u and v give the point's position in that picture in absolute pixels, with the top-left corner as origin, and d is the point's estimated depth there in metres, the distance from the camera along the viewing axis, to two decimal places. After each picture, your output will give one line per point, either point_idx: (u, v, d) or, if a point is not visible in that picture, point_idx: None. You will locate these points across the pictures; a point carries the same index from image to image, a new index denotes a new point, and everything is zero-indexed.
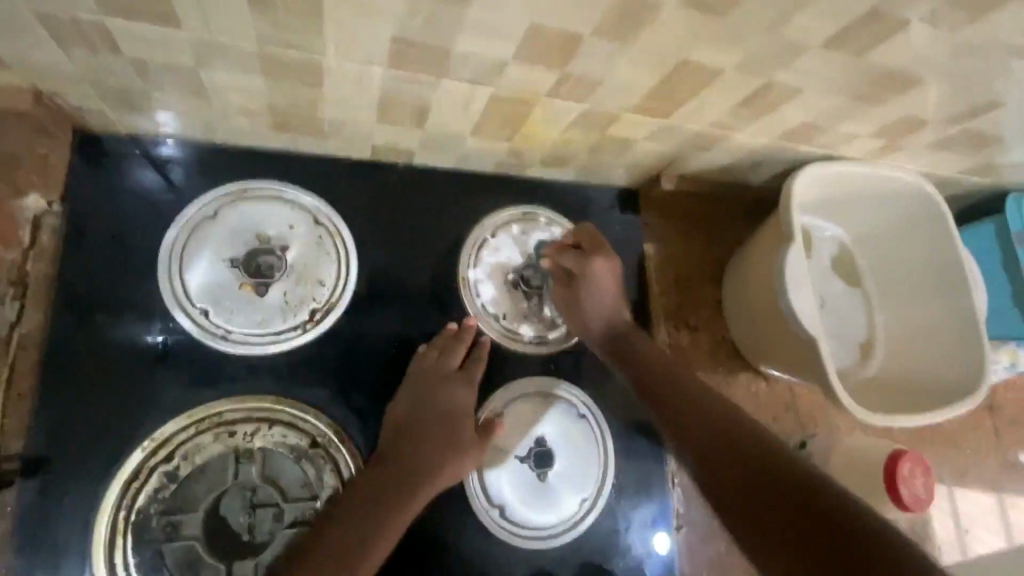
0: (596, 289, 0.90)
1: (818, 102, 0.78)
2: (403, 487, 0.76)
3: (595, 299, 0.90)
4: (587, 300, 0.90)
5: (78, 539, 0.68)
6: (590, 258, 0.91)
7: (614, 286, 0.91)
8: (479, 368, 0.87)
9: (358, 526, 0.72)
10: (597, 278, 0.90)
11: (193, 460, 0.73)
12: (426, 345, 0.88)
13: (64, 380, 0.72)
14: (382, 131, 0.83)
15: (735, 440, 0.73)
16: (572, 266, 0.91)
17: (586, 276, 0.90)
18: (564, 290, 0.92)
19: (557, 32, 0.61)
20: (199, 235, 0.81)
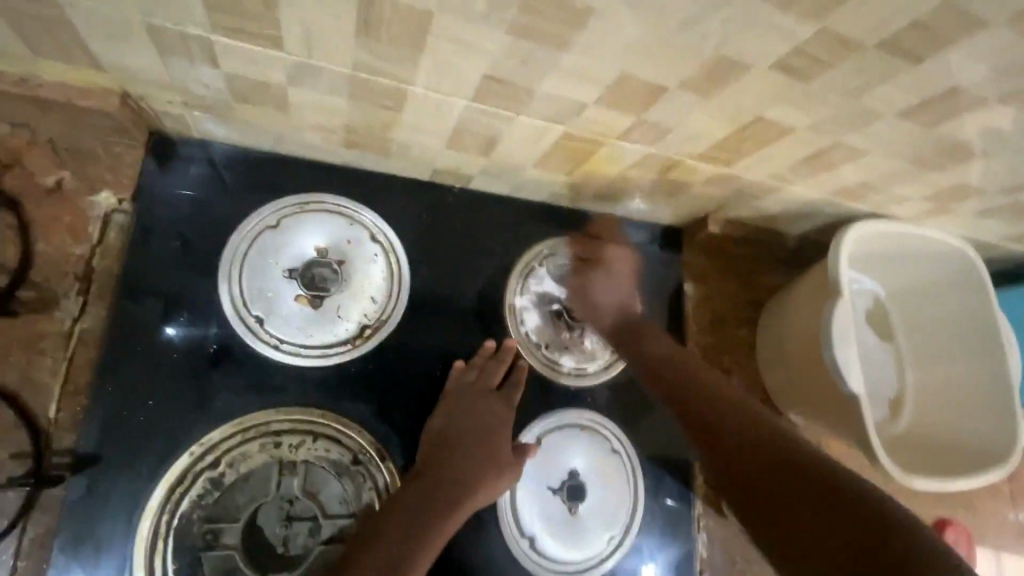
0: (612, 280, 0.97)
1: (878, 164, 0.80)
2: (444, 510, 0.76)
3: (607, 285, 0.97)
4: (600, 286, 0.97)
5: (118, 541, 0.68)
6: (605, 248, 1.01)
7: (622, 274, 0.99)
8: (517, 391, 0.88)
9: (398, 543, 0.72)
10: (606, 269, 0.99)
11: (238, 467, 0.74)
12: (465, 362, 0.88)
13: (118, 378, 0.72)
14: (447, 155, 0.84)
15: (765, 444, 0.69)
16: (590, 256, 1.00)
17: (603, 265, 0.99)
18: (581, 278, 0.98)
19: (643, 82, 0.63)
20: (259, 243, 0.82)
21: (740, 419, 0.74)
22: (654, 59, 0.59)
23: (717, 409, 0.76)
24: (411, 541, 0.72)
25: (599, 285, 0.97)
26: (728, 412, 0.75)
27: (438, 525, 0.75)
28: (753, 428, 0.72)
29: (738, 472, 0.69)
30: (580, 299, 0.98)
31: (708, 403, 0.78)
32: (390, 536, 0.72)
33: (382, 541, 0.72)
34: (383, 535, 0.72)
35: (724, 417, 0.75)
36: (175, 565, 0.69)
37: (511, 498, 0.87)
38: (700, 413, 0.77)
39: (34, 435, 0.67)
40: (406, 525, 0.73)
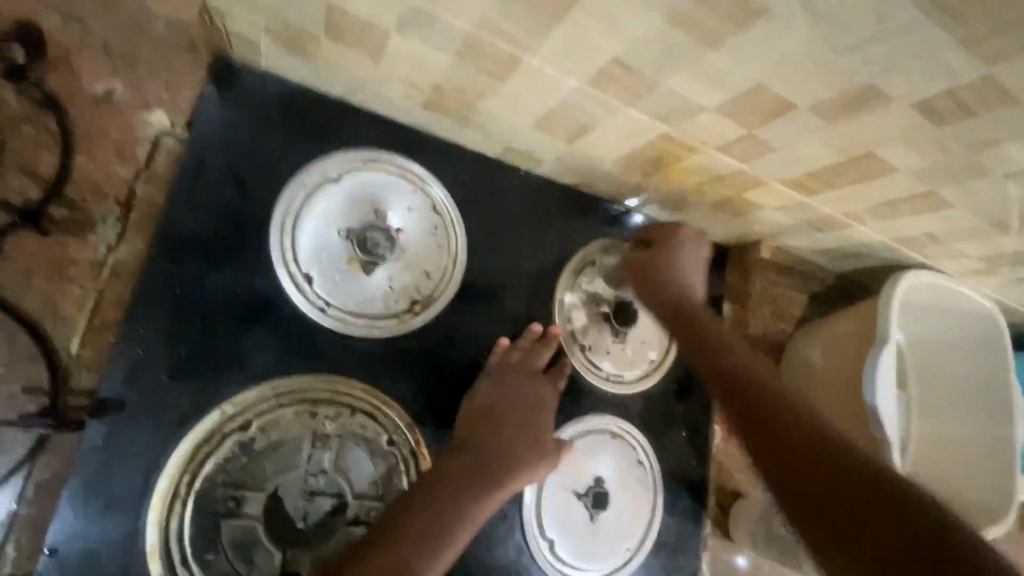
0: (677, 265, 0.85)
1: (955, 219, 0.80)
2: (476, 500, 0.69)
3: (672, 266, 0.85)
4: (671, 259, 0.86)
5: (134, 496, 0.62)
6: (672, 236, 0.87)
7: (699, 262, 0.87)
8: (563, 377, 0.85)
9: (432, 516, 0.66)
10: (681, 249, 0.87)
11: (269, 433, 0.68)
12: (509, 342, 0.84)
13: (152, 320, 0.65)
14: (530, 136, 0.80)
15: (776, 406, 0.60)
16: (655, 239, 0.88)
17: (667, 251, 0.87)
18: (640, 260, 0.88)
19: (776, 97, 0.60)
20: (318, 195, 0.75)
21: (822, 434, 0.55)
22: (801, 75, 0.56)
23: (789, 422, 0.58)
24: (437, 531, 0.65)
25: (668, 262, 0.86)
26: (799, 422, 0.57)
27: (466, 517, 0.68)
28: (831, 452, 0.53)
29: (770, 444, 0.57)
30: (638, 279, 0.88)
31: (771, 415, 0.59)
32: (414, 522, 0.64)
33: (403, 529, 0.63)
34: (406, 522, 0.64)
35: (792, 430, 0.57)
36: (192, 530, 0.63)
37: (537, 499, 0.85)
38: (757, 420, 0.60)
39: (53, 370, 0.60)
40: (432, 514, 0.66)
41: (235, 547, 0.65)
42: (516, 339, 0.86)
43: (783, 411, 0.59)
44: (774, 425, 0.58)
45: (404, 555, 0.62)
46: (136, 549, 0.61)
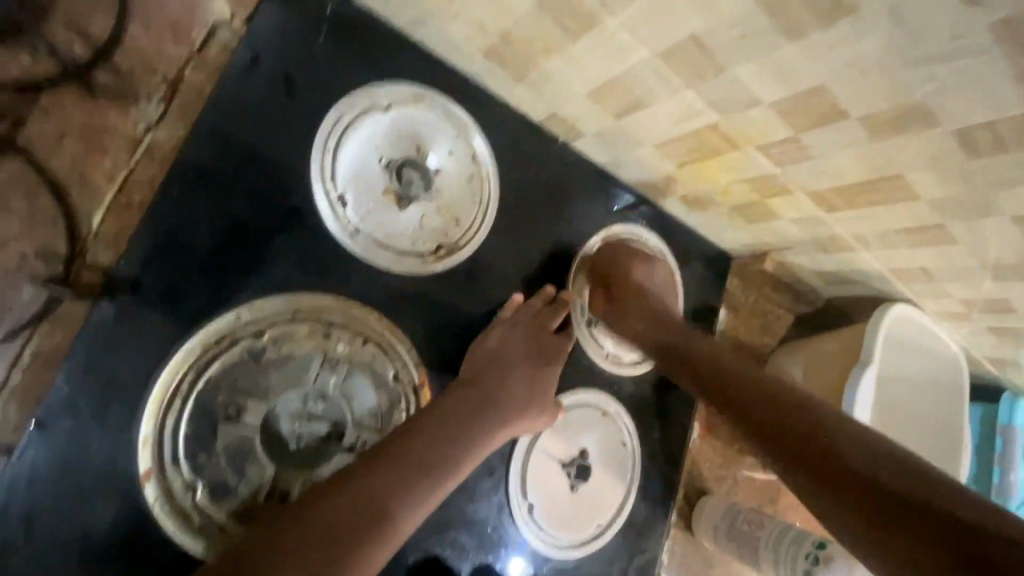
0: (645, 297, 0.88)
1: (953, 257, 0.86)
2: (474, 433, 0.68)
3: (642, 304, 0.88)
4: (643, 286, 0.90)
5: (132, 383, 0.60)
6: (627, 273, 0.89)
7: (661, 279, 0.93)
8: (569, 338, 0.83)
9: (429, 441, 0.65)
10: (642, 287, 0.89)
11: (280, 346, 0.67)
12: (523, 299, 0.85)
13: (183, 209, 0.63)
14: (580, 104, 0.81)
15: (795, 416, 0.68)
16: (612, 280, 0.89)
17: (629, 289, 0.88)
18: (607, 306, 0.90)
19: (832, 101, 0.63)
20: (366, 119, 0.74)
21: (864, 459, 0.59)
22: (864, 82, 0.59)
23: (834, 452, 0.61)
24: (435, 454, 0.64)
25: (637, 299, 0.88)
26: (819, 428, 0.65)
27: (467, 445, 0.67)
28: (866, 469, 0.58)
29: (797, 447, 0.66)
30: (613, 322, 0.90)
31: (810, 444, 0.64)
32: (414, 439, 0.64)
33: (397, 451, 0.62)
34: (400, 445, 0.63)
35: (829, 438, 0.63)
36: (188, 429, 0.61)
37: (524, 461, 0.86)
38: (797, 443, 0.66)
39: (71, 239, 0.58)
40: (428, 438, 0.65)
41: (228, 455, 0.63)
42: (530, 297, 0.86)
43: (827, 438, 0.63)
44: (823, 455, 0.62)
45: (394, 477, 0.61)
46: (127, 437, 0.59)
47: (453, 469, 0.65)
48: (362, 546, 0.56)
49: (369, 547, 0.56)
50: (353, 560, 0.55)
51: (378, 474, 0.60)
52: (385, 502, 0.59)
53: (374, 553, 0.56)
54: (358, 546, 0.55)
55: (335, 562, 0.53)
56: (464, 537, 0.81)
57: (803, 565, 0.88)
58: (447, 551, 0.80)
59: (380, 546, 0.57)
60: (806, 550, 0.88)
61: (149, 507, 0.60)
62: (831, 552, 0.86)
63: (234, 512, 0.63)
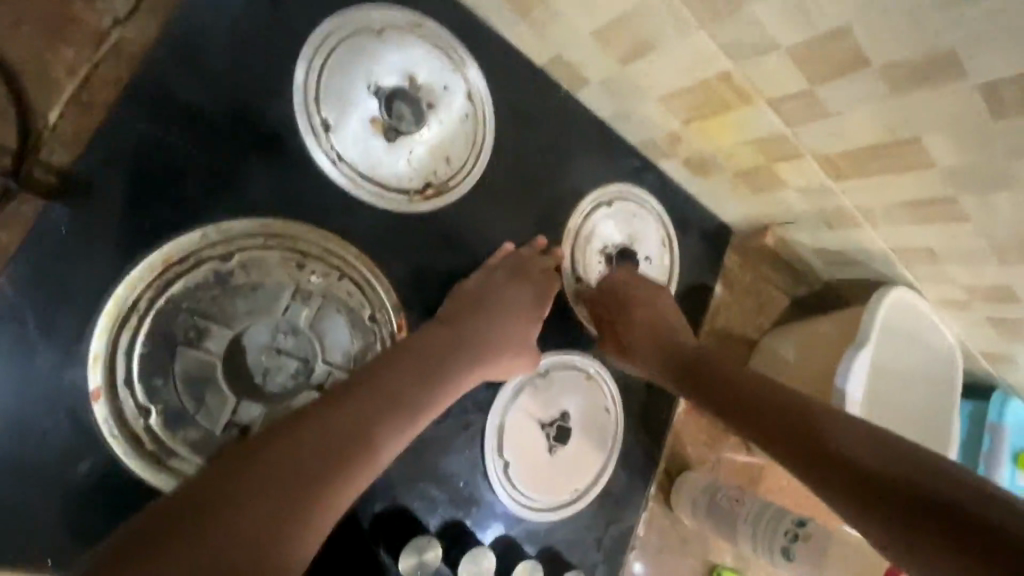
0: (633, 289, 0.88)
1: (961, 238, 0.82)
2: (446, 374, 0.65)
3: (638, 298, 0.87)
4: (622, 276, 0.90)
5: (87, 295, 0.56)
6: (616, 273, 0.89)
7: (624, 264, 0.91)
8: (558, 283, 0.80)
9: (398, 376, 0.62)
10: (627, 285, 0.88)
11: (249, 272, 0.63)
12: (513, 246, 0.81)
13: (155, 117, 0.59)
14: (584, 45, 0.76)
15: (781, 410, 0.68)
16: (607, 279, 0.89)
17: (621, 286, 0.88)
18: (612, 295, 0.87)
19: (854, 46, 0.59)
20: (356, 40, 0.69)
21: (886, 454, 0.57)
22: (888, 24, 0.55)
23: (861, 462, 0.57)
24: (405, 393, 0.61)
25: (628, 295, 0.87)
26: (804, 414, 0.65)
27: (439, 386, 0.64)
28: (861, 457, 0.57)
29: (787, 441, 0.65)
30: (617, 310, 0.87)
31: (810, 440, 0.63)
32: (383, 376, 0.61)
33: (371, 387, 0.59)
34: (373, 381, 0.60)
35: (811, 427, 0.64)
36: (143, 350, 0.58)
37: (502, 418, 0.83)
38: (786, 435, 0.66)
39: (24, 134, 0.54)
40: (397, 375, 0.62)
41: (186, 381, 0.59)
42: (520, 247, 0.82)
43: (835, 443, 0.60)
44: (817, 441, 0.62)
45: (364, 410, 0.58)
46: (77, 352, 0.56)
47: (427, 408, 0.62)
48: (335, 479, 0.52)
49: (343, 480, 0.53)
50: (327, 495, 0.52)
51: (348, 408, 0.57)
52: (358, 436, 0.56)
53: (350, 487, 0.53)
54: (333, 479, 0.52)
55: (307, 495, 0.51)
56: (435, 490, 0.79)
57: (782, 542, 0.86)
58: (415, 502, 0.77)
59: (357, 479, 0.54)
60: (786, 527, 0.87)
61: (98, 428, 0.57)
62: (812, 530, 0.85)
63: (190, 441, 0.59)
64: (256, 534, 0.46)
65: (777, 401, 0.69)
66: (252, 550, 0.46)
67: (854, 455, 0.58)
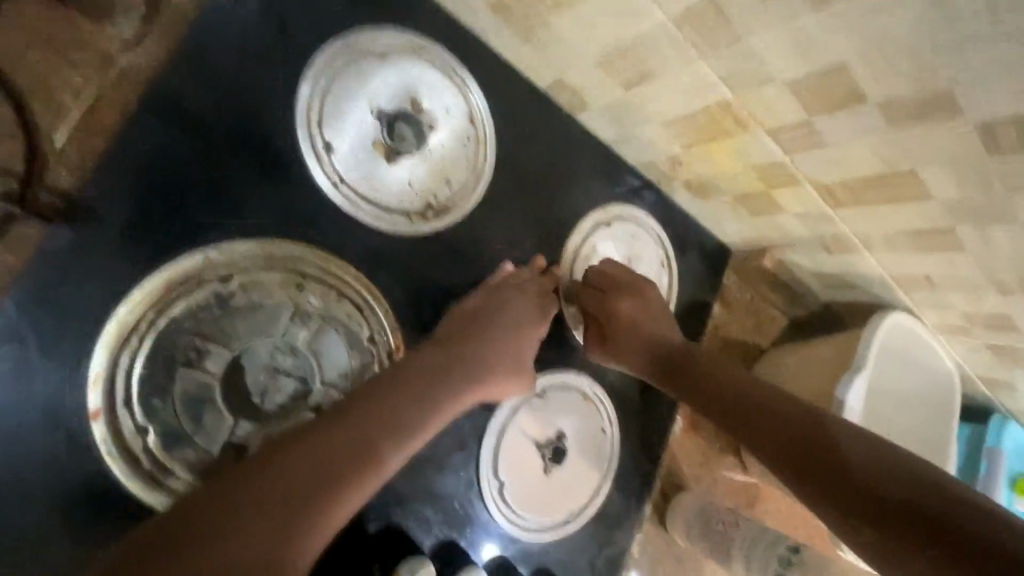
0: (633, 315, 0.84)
1: (959, 267, 0.82)
2: (443, 395, 0.66)
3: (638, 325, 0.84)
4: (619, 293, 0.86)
5: (89, 316, 0.57)
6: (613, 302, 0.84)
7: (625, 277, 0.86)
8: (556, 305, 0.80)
9: (395, 396, 0.62)
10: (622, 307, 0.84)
11: (250, 294, 0.63)
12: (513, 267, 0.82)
13: (160, 140, 0.60)
14: (586, 70, 0.77)
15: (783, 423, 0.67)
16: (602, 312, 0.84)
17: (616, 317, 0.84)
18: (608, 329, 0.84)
19: (853, 82, 0.60)
20: (360, 65, 0.70)
21: (885, 468, 0.56)
22: (887, 62, 0.56)
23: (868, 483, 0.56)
24: (402, 413, 0.61)
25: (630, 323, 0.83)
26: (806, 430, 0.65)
27: (436, 406, 0.64)
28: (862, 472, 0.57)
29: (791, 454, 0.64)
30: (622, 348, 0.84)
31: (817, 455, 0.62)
32: (381, 397, 0.61)
33: (376, 403, 0.60)
34: (378, 397, 0.61)
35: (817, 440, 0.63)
36: (143, 371, 0.58)
37: (498, 438, 0.83)
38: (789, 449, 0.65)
39: (28, 157, 0.54)
40: (394, 395, 0.62)
41: (184, 401, 0.60)
42: (520, 268, 0.83)
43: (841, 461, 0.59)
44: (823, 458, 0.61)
45: (361, 431, 0.58)
46: (78, 372, 0.57)
47: (423, 429, 0.62)
48: (339, 495, 0.53)
49: (344, 493, 0.54)
50: (330, 511, 0.52)
51: (353, 423, 0.58)
52: (354, 457, 0.56)
53: (351, 502, 0.54)
54: (334, 491, 0.53)
55: (309, 508, 0.51)
56: (430, 510, 0.79)
57: (776, 568, 0.86)
58: (410, 522, 0.77)
59: (360, 495, 0.55)
60: (781, 553, 0.87)
61: (96, 449, 0.57)
62: (805, 557, 0.85)
63: (188, 461, 0.60)
64: (256, 547, 0.47)
65: (780, 417, 0.68)
66: (252, 560, 0.46)
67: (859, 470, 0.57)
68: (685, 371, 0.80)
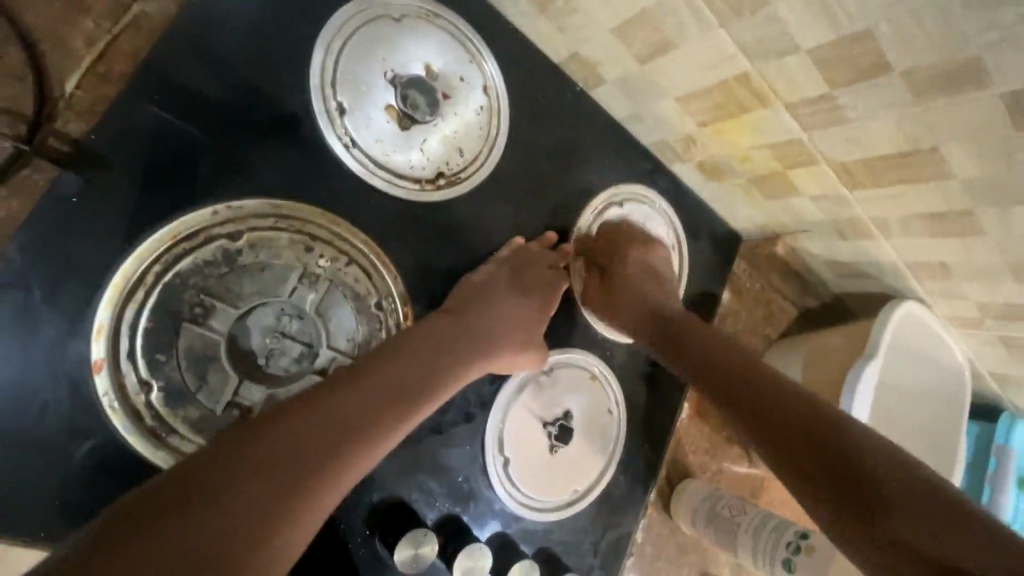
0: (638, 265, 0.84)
1: (975, 253, 0.81)
2: (448, 366, 0.64)
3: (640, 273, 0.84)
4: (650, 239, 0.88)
5: (95, 266, 0.56)
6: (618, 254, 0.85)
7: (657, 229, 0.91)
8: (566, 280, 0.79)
9: (398, 367, 0.60)
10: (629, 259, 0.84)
11: (258, 252, 0.62)
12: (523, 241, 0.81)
13: (173, 92, 0.59)
14: (602, 42, 0.76)
15: (770, 395, 0.62)
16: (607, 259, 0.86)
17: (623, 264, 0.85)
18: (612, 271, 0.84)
19: (876, 50, 0.59)
20: (375, 28, 0.69)
21: (877, 459, 0.52)
22: (914, 27, 0.55)
23: (857, 472, 0.52)
24: (405, 385, 0.59)
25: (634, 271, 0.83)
26: (796, 405, 0.60)
27: (440, 380, 0.63)
28: (854, 455, 0.53)
29: (775, 422, 0.60)
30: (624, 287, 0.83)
31: (804, 432, 0.57)
32: (384, 368, 0.59)
33: (374, 373, 0.58)
34: (377, 368, 0.59)
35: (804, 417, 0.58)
36: (148, 324, 0.57)
37: (504, 414, 0.82)
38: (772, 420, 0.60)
39: (39, 101, 0.54)
40: (397, 366, 0.60)
41: (188, 358, 0.59)
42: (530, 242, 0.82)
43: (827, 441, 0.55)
44: (808, 438, 0.57)
45: (362, 403, 0.56)
46: (82, 323, 0.56)
47: (424, 403, 0.61)
48: (333, 469, 0.50)
49: (342, 467, 0.51)
50: (324, 486, 0.49)
51: (353, 393, 0.56)
52: (351, 429, 0.53)
53: (346, 476, 0.51)
54: (328, 466, 0.50)
55: (303, 481, 0.49)
56: (433, 484, 0.78)
57: (783, 554, 0.84)
58: (414, 495, 0.76)
59: (355, 469, 0.52)
60: (788, 540, 0.85)
61: (98, 401, 0.56)
62: (814, 543, 0.83)
63: (190, 419, 0.59)
64: (234, 532, 0.43)
65: (767, 389, 0.63)
66: (241, 535, 0.43)
67: (848, 451, 0.53)
68: (677, 336, 0.76)
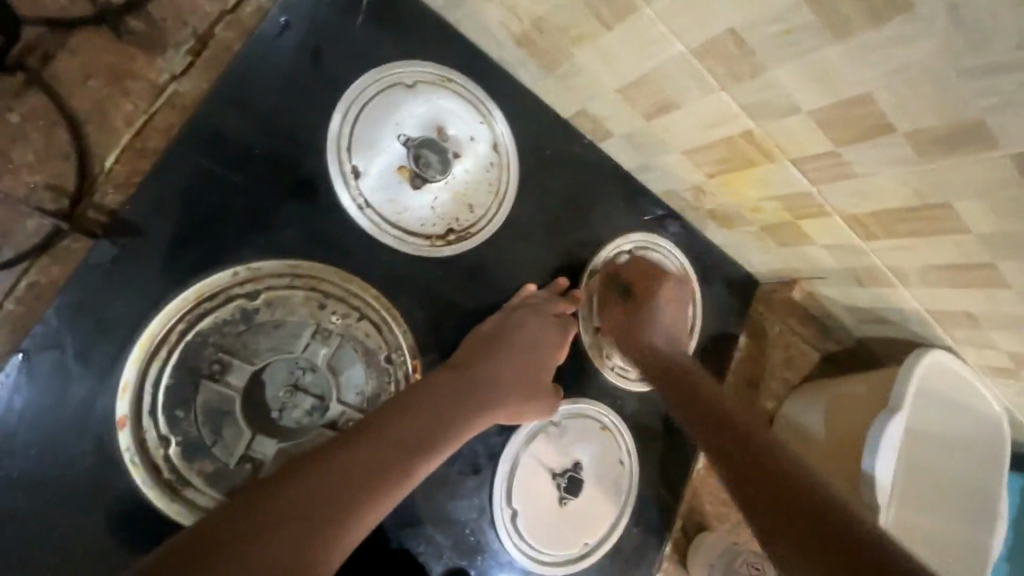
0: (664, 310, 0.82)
1: (1003, 305, 0.77)
2: (452, 421, 0.65)
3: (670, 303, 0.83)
4: (664, 306, 0.82)
5: (123, 325, 0.60)
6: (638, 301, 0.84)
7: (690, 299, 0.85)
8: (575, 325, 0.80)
9: (400, 425, 0.61)
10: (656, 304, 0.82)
11: (273, 310, 0.66)
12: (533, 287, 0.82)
13: (199, 164, 0.64)
14: (609, 101, 0.78)
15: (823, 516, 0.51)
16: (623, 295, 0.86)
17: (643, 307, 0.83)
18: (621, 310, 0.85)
19: (879, 114, 0.59)
20: (388, 95, 0.73)
21: None
22: (911, 94, 0.55)
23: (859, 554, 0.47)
24: (407, 441, 0.60)
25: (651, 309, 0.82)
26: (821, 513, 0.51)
27: (443, 435, 0.63)
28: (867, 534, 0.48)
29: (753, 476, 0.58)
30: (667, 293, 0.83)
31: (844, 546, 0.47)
32: (386, 424, 0.60)
33: (376, 431, 0.59)
34: (380, 425, 0.60)
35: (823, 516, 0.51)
36: (169, 381, 0.60)
37: (512, 466, 0.82)
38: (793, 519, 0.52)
39: (82, 173, 0.60)
40: (400, 423, 0.61)
41: (204, 412, 0.61)
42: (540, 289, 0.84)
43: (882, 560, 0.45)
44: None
45: (365, 459, 0.56)
46: (110, 380, 0.59)
47: (427, 459, 0.61)
48: (339, 525, 0.51)
49: (342, 525, 0.51)
50: (329, 544, 0.49)
51: (353, 451, 0.57)
52: (353, 485, 0.54)
53: (350, 533, 0.52)
54: (334, 525, 0.51)
55: (311, 540, 0.49)
56: (440, 536, 0.78)
57: None
58: (420, 546, 0.77)
59: (358, 528, 0.52)
60: None
61: (120, 455, 0.59)
62: None
63: (204, 472, 0.61)
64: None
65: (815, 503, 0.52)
66: None
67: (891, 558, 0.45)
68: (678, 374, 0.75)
